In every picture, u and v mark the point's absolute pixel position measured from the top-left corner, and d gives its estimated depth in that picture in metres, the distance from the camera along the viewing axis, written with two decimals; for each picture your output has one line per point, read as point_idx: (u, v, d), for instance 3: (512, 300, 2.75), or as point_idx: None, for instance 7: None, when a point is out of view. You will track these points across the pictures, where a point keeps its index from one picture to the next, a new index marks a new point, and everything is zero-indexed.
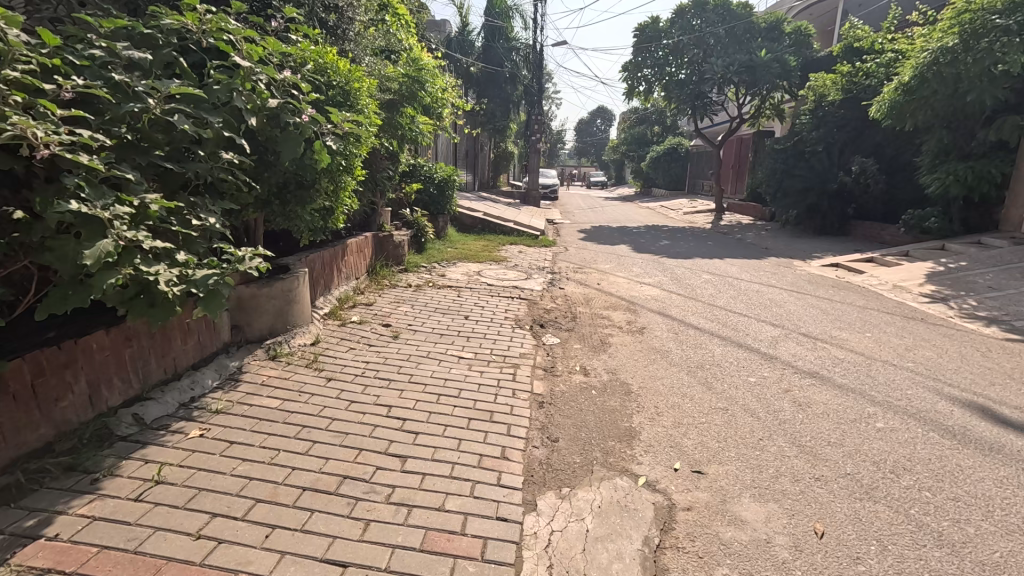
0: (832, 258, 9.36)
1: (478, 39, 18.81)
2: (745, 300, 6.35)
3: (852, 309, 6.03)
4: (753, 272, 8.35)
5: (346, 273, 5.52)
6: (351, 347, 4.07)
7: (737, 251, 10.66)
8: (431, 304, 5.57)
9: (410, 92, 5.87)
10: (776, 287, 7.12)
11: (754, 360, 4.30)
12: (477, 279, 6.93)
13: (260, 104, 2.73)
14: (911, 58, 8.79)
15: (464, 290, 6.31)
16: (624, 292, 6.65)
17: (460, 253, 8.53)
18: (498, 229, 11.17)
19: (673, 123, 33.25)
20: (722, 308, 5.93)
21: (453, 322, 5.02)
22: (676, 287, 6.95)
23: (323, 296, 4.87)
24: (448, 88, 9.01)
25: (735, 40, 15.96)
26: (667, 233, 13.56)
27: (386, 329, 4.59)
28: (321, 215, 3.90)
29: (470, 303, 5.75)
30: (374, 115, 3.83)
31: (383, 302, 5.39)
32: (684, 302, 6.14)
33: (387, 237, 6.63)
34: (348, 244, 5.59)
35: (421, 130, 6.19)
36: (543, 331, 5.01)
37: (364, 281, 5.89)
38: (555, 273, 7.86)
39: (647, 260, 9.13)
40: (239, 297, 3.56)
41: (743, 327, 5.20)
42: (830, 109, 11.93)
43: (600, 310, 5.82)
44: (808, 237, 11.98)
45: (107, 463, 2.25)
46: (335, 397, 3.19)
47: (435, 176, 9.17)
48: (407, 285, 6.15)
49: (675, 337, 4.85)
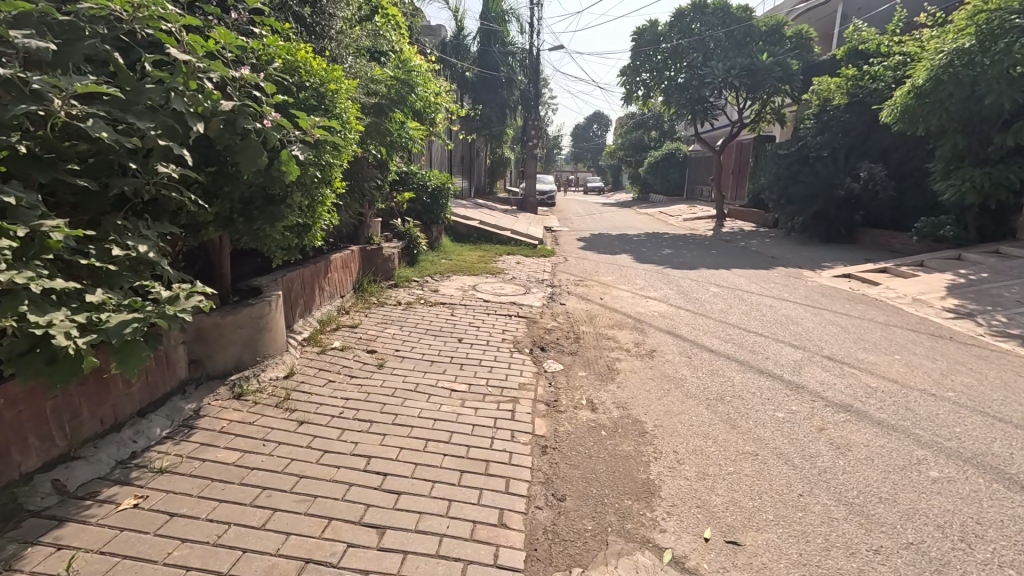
0: (844, 268, 8.97)
1: (474, 43, 18.45)
2: (759, 317, 5.94)
3: (874, 327, 5.62)
4: (764, 283, 7.95)
5: (330, 292, 5.09)
6: (329, 381, 3.61)
7: (743, 261, 10.28)
8: (421, 325, 5.13)
9: (400, 96, 5.57)
10: (790, 302, 6.71)
11: (779, 391, 3.87)
12: (473, 295, 6.50)
13: (210, 107, 2.31)
14: (923, 60, 8.45)
15: (459, 307, 5.87)
16: (629, 309, 6.23)
17: (455, 265, 8.10)
18: (495, 239, 10.75)
19: (671, 127, 32.88)
20: (737, 326, 5.52)
21: (445, 348, 4.57)
22: (684, 303, 6.54)
23: (303, 318, 4.44)
24: (441, 92, 8.62)
25: (735, 44, 15.68)
26: (669, 241, 13.17)
27: (371, 357, 4.15)
28: (296, 232, 3.47)
29: (465, 323, 5.32)
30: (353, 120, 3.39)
31: (369, 324, 4.96)
32: (694, 320, 5.73)
33: (375, 251, 6.20)
34: (332, 259, 5.16)
35: (410, 136, 5.84)
36: (544, 355, 4.59)
37: (350, 300, 5.46)
38: (556, 286, 7.43)
39: (650, 271, 8.72)
40: (200, 327, 3.10)
41: (761, 350, 4.79)
42: (836, 113, 11.59)
43: (605, 329, 5.39)
44: (815, 245, 11.60)
45: (6, 554, 1.81)
46: (305, 447, 2.74)
47: (429, 185, 8.79)
48: (396, 303, 5.72)
49: (688, 362, 4.43)
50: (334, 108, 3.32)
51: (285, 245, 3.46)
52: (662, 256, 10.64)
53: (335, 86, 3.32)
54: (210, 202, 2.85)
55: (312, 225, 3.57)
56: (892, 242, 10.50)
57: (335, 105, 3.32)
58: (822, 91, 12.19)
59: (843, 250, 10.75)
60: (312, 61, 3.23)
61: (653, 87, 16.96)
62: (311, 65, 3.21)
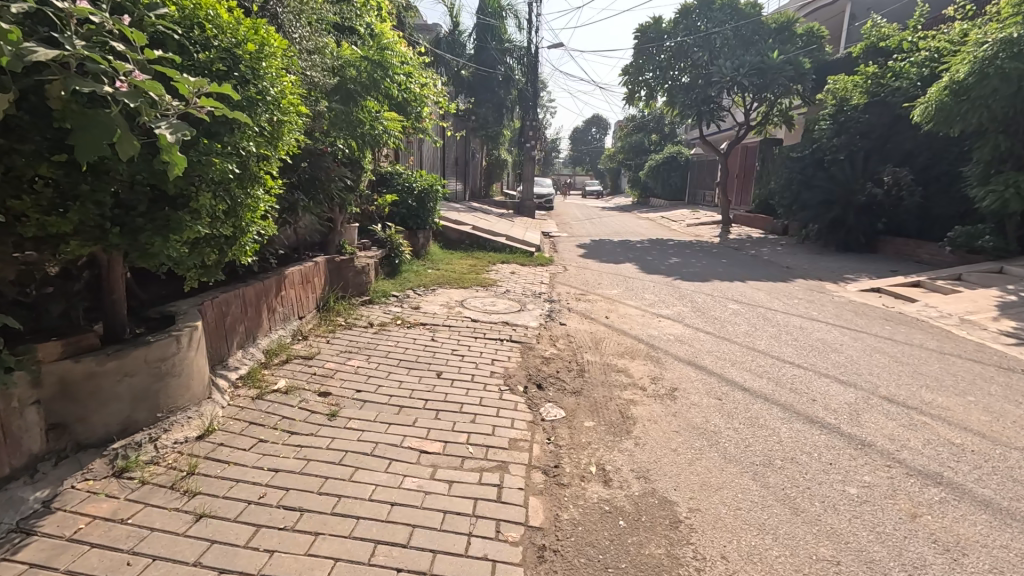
0: (870, 282, 8.17)
1: (470, 41, 17.66)
2: (793, 342, 5.09)
3: (927, 355, 4.80)
4: (787, 299, 7.12)
5: (284, 313, 4.23)
6: (257, 441, 2.73)
7: (758, 272, 9.45)
8: (394, 355, 4.23)
9: (371, 80, 4.70)
10: (821, 322, 5.89)
11: (841, 451, 3.04)
12: (459, 312, 5.64)
13: (10, 56, 1.49)
14: (962, 53, 7.67)
15: (442, 329, 4.98)
16: (640, 331, 5.38)
17: (443, 276, 7.25)
18: (488, 245, 9.89)
19: (671, 130, 32.16)
20: (769, 355, 4.69)
21: (419, 386, 3.69)
22: (702, 323, 5.70)
23: (240, 350, 3.60)
24: (430, 84, 7.79)
25: (743, 42, 14.97)
26: (675, 249, 12.35)
27: (323, 401, 3.28)
28: (214, 245, 2.60)
29: (447, 351, 4.44)
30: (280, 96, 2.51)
31: (329, 353, 4.09)
32: (717, 347, 4.88)
33: (345, 262, 5.33)
34: (286, 275, 4.29)
35: (387, 129, 4.99)
36: (541, 396, 3.71)
37: (311, 321, 4.61)
38: (555, 301, 6.58)
39: (659, 283, 7.89)
40: (63, 378, 2.23)
41: (804, 390, 3.93)
42: (854, 113, 10.84)
43: (612, 358, 4.53)
44: (833, 255, 10.79)
45: None
46: (189, 567, 1.87)
47: (414, 186, 7.96)
48: (368, 324, 4.86)
49: (719, 408, 3.58)
50: (256, 76, 2.45)
51: (199, 262, 2.61)
52: (670, 266, 9.80)
53: (254, 45, 2.43)
54: (66, 208, 2.00)
55: (238, 236, 2.72)
56: (919, 253, 9.70)
57: (257, 70, 2.45)
58: (837, 90, 11.41)
59: (866, 260, 9.95)
60: (221, 10, 2.34)
61: (657, 87, 16.18)
62: (221, 15, 2.32)
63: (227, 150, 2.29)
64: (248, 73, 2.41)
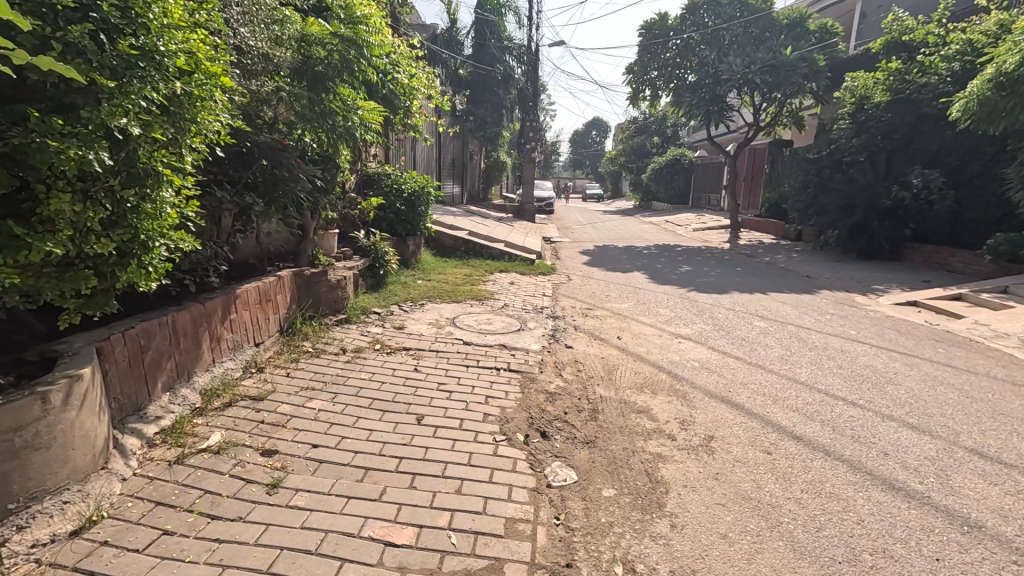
0: (904, 294, 7.45)
1: (468, 39, 17.02)
2: (840, 372, 4.34)
3: (999, 388, 4.07)
4: (817, 314, 6.39)
5: (234, 341, 3.49)
6: (159, 535, 1.99)
7: (777, 282, 8.74)
8: (366, 392, 3.47)
9: (344, 61, 3.91)
10: (863, 344, 5.15)
11: (946, 537, 2.30)
12: (450, 333, 4.89)
13: None
14: (1007, 42, 6.96)
15: (427, 357, 4.22)
16: (658, 356, 4.65)
17: (434, 289, 6.50)
18: (485, 253, 9.15)
19: (673, 133, 31.43)
20: (816, 390, 3.94)
21: (393, 439, 2.93)
22: (729, 347, 4.95)
23: (167, 394, 2.85)
24: (420, 76, 7.11)
25: (753, 39, 14.33)
26: (684, 256, 11.65)
27: (264, 464, 2.53)
28: (93, 264, 1.93)
29: (431, 386, 3.68)
30: (175, 60, 2.02)
31: (285, 391, 3.33)
32: (753, 379, 4.13)
33: (316, 276, 4.57)
34: (239, 294, 3.56)
35: (362, 118, 4.21)
36: (546, 450, 2.96)
37: (270, 349, 3.86)
38: (558, 318, 5.84)
39: (673, 296, 7.16)
40: None
41: (870, 439, 3.18)
42: (875, 112, 10.17)
43: (629, 394, 3.77)
44: (854, 263, 10.09)
45: None
46: None
47: (403, 189, 7.26)
48: (340, 350, 4.11)
49: (771, 468, 2.82)
50: (134, 23, 1.90)
51: (72, 290, 1.90)
52: (681, 275, 9.08)
53: None
54: None
55: (136, 250, 2.02)
56: (952, 261, 8.97)
57: (135, 16, 1.90)
58: (857, 88, 10.72)
59: (893, 269, 9.25)
60: None
61: (663, 87, 15.51)
62: None
63: (85, 127, 1.74)
64: (116, 18, 1.85)
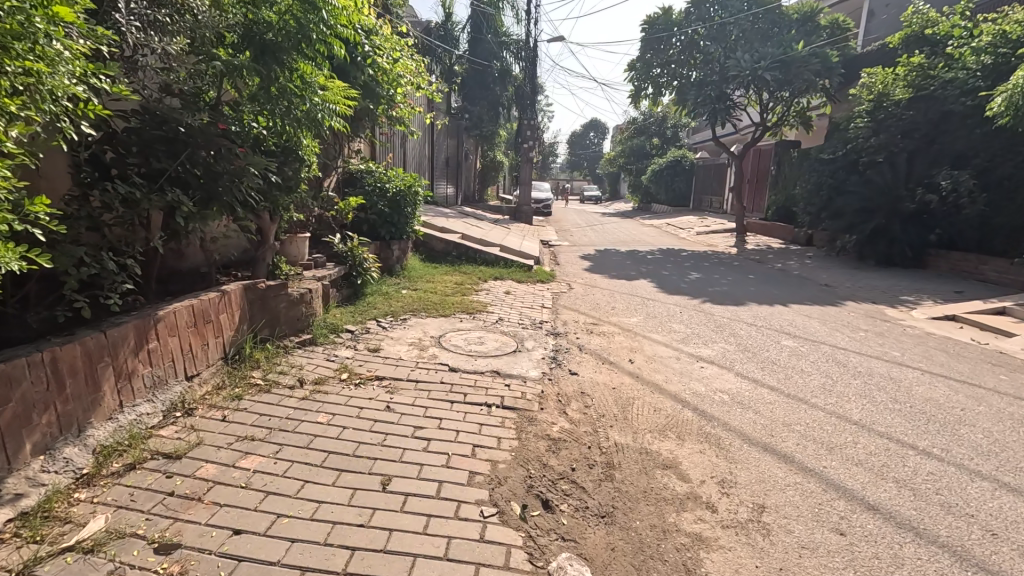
0: (940, 307, 6.79)
1: (463, 33, 16.33)
2: (898, 409, 3.62)
3: None
4: (850, 331, 5.70)
5: (153, 377, 2.75)
6: None
7: (795, 291, 8.07)
8: (321, 442, 2.73)
9: (302, 29, 3.14)
10: (912, 369, 4.45)
11: None
12: (434, 356, 4.16)
13: None
14: None
15: (403, 390, 3.47)
16: (679, 385, 3.94)
17: (420, 299, 5.77)
18: (479, 258, 8.41)
19: (674, 134, 30.63)
20: (878, 434, 3.22)
21: (347, 517, 2.19)
22: (760, 374, 4.22)
23: (41, 459, 2.12)
24: (408, 62, 6.40)
25: (761, 35, 13.69)
26: (691, 261, 10.97)
27: (154, 571, 1.80)
28: None
29: (405, 431, 2.95)
30: None
31: (214, 445, 2.58)
32: (798, 419, 3.40)
33: (273, 290, 3.83)
34: (161, 316, 2.81)
35: (325, 101, 3.57)
36: (549, 530, 2.24)
37: (207, 383, 3.12)
38: (560, 335, 5.12)
39: (687, 308, 6.46)
40: None
41: (966, 510, 2.48)
42: (896, 109, 9.53)
43: (650, 441, 3.06)
44: (875, 271, 9.44)
45: None
46: None
47: (387, 188, 6.57)
48: (297, 383, 3.36)
49: (849, 560, 2.11)
50: None
51: None
52: (692, 283, 8.37)
53: None
54: None
55: None
56: (986, 270, 8.32)
57: None
58: (874, 84, 10.07)
59: (920, 278, 8.60)
60: None
61: (666, 84, 14.82)
62: None
63: None
64: None
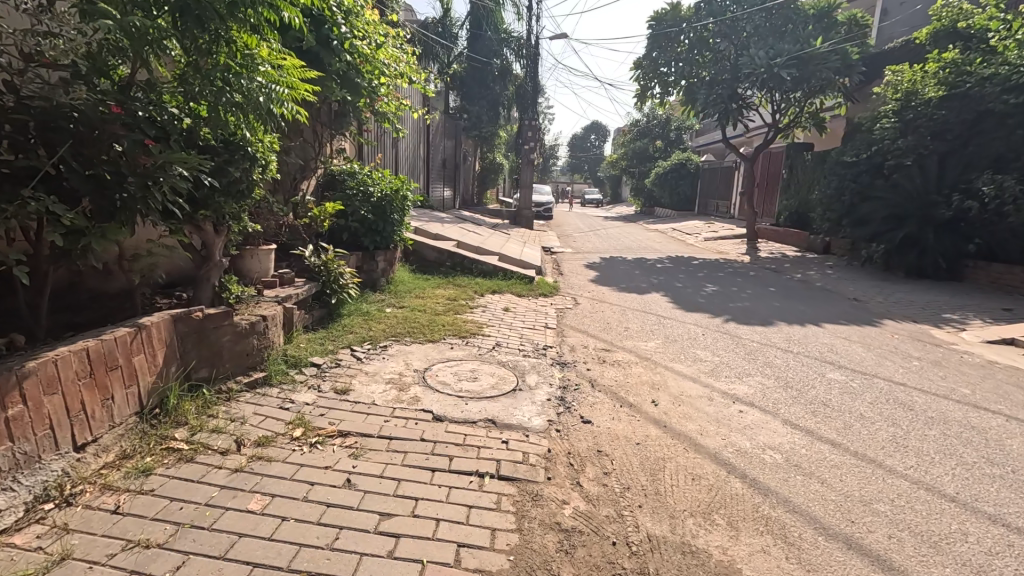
0: (992, 328, 6.04)
1: (463, 29, 15.59)
2: (1000, 477, 2.85)
3: None
4: (902, 359, 4.95)
5: (15, 456, 2.00)
6: None
7: (824, 307, 7.32)
8: (245, 548, 1.97)
9: None
10: (993, 414, 3.69)
11: None
12: (416, 398, 3.40)
13: None
14: None
15: (373, 453, 2.71)
16: (717, 440, 3.17)
17: (406, 320, 5.01)
18: (475, 268, 7.64)
19: (677, 136, 29.87)
20: (991, 520, 2.45)
21: None
22: (813, 423, 3.45)
23: None
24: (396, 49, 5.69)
25: (776, 31, 12.96)
26: (704, 270, 10.24)
27: None
28: None
29: (366, 524, 2.18)
30: None
31: (88, 559, 1.83)
32: (879, 494, 2.63)
33: (212, 318, 3.05)
34: (28, 368, 2.04)
35: (277, 83, 2.86)
36: None
37: (107, 451, 2.38)
38: (568, 366, 4.36)
39: (709, 329, 5.71)
40: None
41: None
42: (926, 108, 8.82)
43: (694, 533, 2.30)
44: (907, 283, 8.68)
45: None
46: None
47: (371, 192, 5.84)
48: (233, 446, 2.60)
49: None
50: None
51: None
52: (709, 297, 7.62)
53: None
54: None
55: None
56: None
57: None
58: (901, 82, 9.40)
59: (958, 292, 7.86)
60: None
61: (674, 83, 14.14)
62: None
63: None
64: None
